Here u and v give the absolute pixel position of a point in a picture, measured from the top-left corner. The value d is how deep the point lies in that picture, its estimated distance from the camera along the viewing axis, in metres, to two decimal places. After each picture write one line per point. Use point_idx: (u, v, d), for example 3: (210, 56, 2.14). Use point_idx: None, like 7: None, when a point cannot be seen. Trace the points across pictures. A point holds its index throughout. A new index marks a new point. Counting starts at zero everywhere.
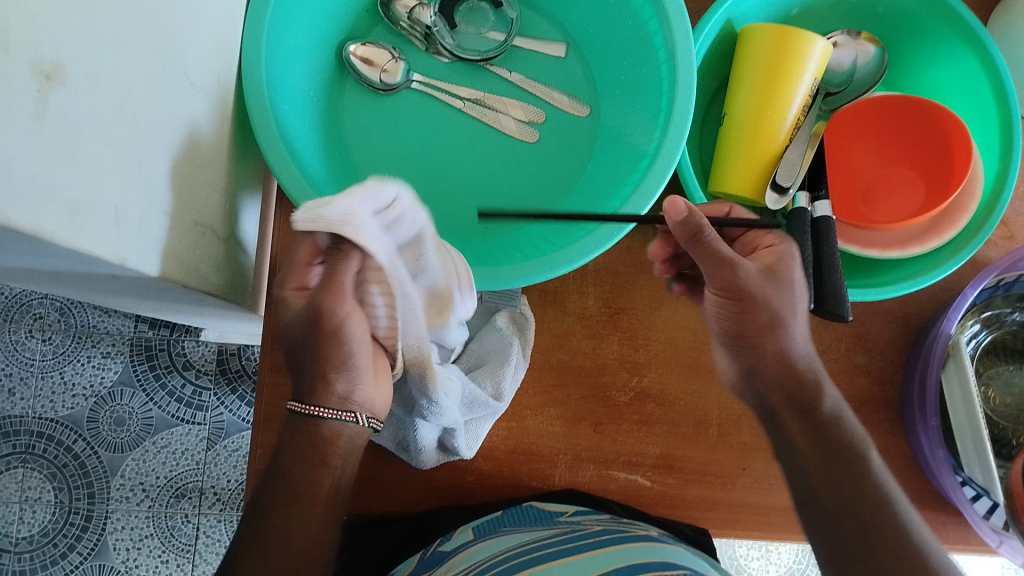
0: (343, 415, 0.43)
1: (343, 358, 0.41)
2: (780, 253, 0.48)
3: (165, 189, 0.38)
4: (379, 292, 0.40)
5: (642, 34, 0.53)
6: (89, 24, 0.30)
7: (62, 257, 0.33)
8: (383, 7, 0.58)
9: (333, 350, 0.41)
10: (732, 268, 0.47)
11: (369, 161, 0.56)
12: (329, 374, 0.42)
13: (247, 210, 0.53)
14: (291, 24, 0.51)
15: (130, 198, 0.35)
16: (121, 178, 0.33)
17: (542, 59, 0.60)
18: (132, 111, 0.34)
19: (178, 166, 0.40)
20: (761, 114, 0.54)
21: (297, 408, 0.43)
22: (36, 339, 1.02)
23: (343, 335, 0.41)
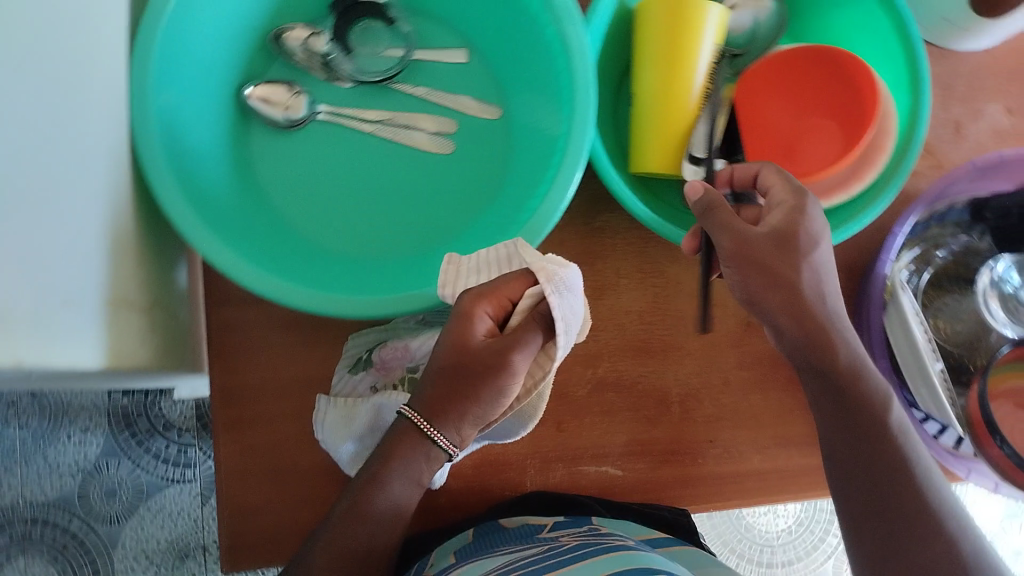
0: (450, 448, 0.46)
1: (481, 394, 0.44)
2: (792, 210, 0.44)
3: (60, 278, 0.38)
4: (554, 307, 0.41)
5: (536, 30, 0.52)
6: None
7: None
8: (275, 43, 0.56)
9: (480, 394, 0.44)
10: (737, 233, 0.44)
11: (286, 200, 0.56)
12: (466, 409, 0.45)
13: (170, 273, 0.52)
14: (178, 83, 0.50)
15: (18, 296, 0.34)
16: (5, 279, 0.33)
17: (443, 69, 0.59)
18: (7, 209, 0.34)
19: (75, 249, 0.39)
20: (667, 88, 0.54)
21: (409, 413, 0.46)
22: (12, 425, 1.00)
23: (496, 380, 0.43)
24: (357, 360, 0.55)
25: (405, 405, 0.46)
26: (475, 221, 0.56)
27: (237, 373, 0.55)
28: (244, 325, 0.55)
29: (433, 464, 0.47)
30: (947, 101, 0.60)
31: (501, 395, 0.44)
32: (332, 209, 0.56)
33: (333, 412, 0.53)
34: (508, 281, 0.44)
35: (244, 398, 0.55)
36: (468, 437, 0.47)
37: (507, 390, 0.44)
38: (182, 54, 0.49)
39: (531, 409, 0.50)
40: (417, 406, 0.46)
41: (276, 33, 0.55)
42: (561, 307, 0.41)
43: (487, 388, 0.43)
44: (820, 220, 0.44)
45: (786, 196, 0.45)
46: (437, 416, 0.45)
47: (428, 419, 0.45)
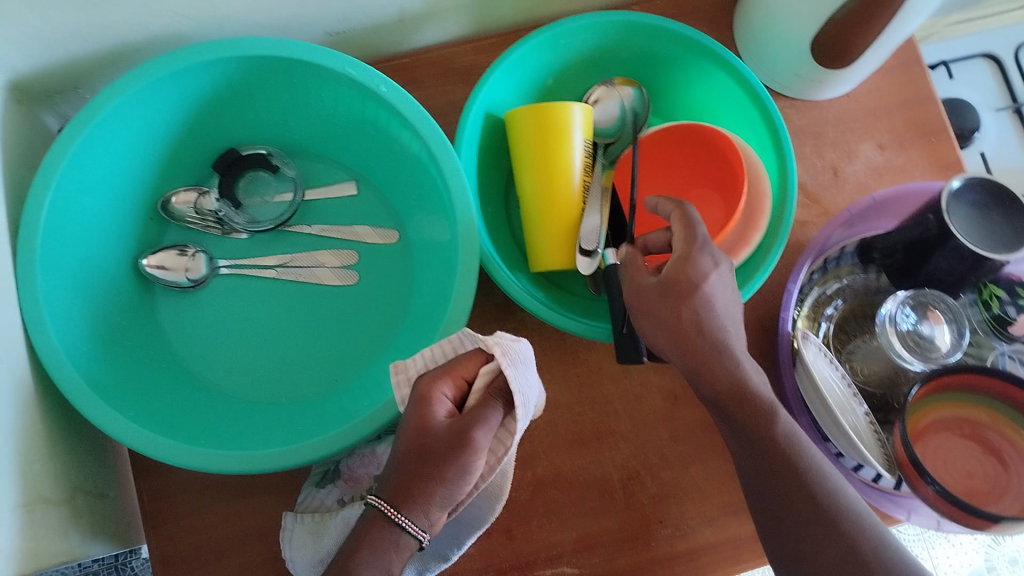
0: (419, 532, 0.42)
1: (447, 472, 0.41)
2: (680, 261, 0.47)
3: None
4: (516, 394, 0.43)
5: (412, 157, 0.54)
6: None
7: None
8: (164, 211, 0.58)
9: (445, 471, 0.41)
10: (636, 290, 0.48)
11: (200, 359, 0.56)
12: (432, 490, 0.42)
13: (87, 454, 0.52)
14: (67, 264, 0.50)
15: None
16: None
17: (334, 203, 0.60)
18: None
19: None
20: (549, 189, 0.55)
21: (376, 501, 0.42)
22: None
23: (460, 458, 0.41)
24: (325, 473, 0.56)
25: (372, 494, 0.43)
26: (388, 346, 0.56)
27: (173, 539, 0.55)
28: (174, 488, 0.55)
29: (405, 556, 0.42)
30: (820, 149, 0.62)
31: (466, 476, 0.42)
32: (245, 358, 0.57)
33: (299, 529, 0.53)
34: (463, 360, 0.45)
35: (186, 565, 0.54)
36: (437, 526, 0.43)
37: (472, 469, 0.42)
38: (67, 239, 0.50)
39: (498, 489, 0.49)
40: (383, 495, 0.43)
41: (163, 201, 0.58)
42: (516, 378, 0.43)
43: (450, 468, 0.41)
44: (714, 266, 0.47)
45: (681, 245, 0.47)
46: (403, 500, 0.42)
47: (395, 504, 0.42)
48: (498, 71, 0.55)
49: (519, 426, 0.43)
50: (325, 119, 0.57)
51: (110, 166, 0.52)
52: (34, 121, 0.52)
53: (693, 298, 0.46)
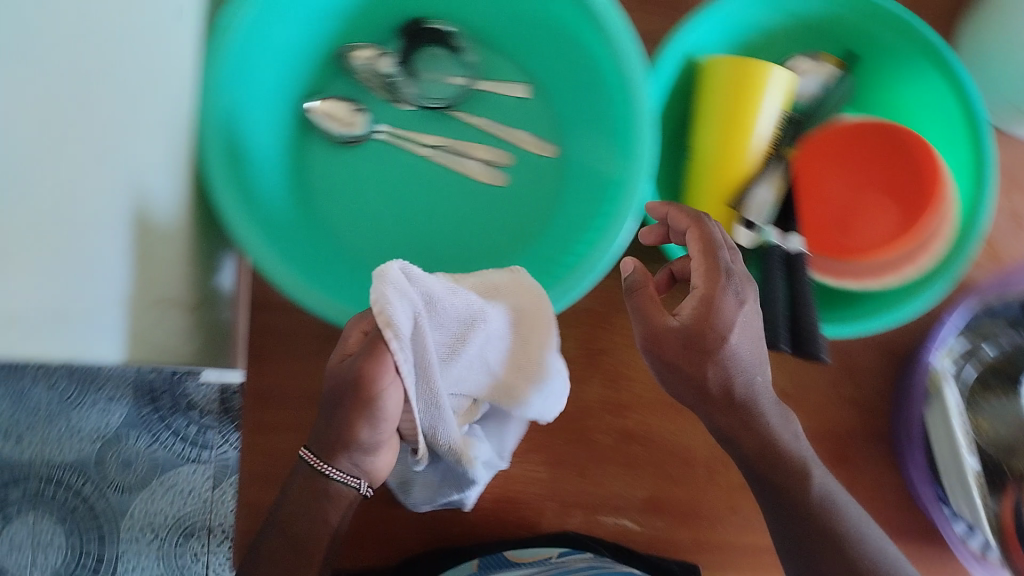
0: (350, 478, 0.42)
1: (358, 415, 0.40)
2: (703, 300, 0.42)
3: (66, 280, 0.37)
4: (394, 337, 0.38)
5: (602, 80, 0.52)
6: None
7: None
8: (339, 59, 0.56)
9: (356, 418, 0.40)
10: (656, 324, 0.44)
11: (339, 213, 0.56)
12: (355, 427, 0.40)
13: (218, 269, 0.53)
14: (246, 87, 0.50)
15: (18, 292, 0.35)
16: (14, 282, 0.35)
17: (503, 101, 0.58)
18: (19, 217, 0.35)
19: (118, 246, 0.41)
20: (727, 151, 0.52)
21: (307, 455, 0.42)
22: (41, 386, 1.07)
23: (361, 397, 0.39)
24: None
25: (306, 449, 0.43)
26: (523, 258, 0.55)
27: (268, 377, 0.56)
28: (278, 330, 0.56)
29: (341, 501, 0.43)
30: (1010, 190, 0.58)
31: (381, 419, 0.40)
32: (378, 226, 0.56)
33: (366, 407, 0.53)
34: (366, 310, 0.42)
35: (278, 402, 0.55)
36: (375, 469, 0.43)
37: (381, 412, 0.39)
38: (248, 62, 0.49)
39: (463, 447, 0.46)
40: (314, 449, 0.42)
41: (341, 51, 0.56)
42: (393, 313, 0.39)
43: (363, 412, 0.39)
44: (735, 306, 0.42)
45: (700, 282, 0.43)
46: (326, 449, 0.42)
47: (322, 457, 0.42)
48: (711, 13, 0.51)
49: (402, 372, 0.39)
50: (517, 16, 0.55)
51: (307, 2, 0.51)
52: None
53: (720, 350, 0.42)
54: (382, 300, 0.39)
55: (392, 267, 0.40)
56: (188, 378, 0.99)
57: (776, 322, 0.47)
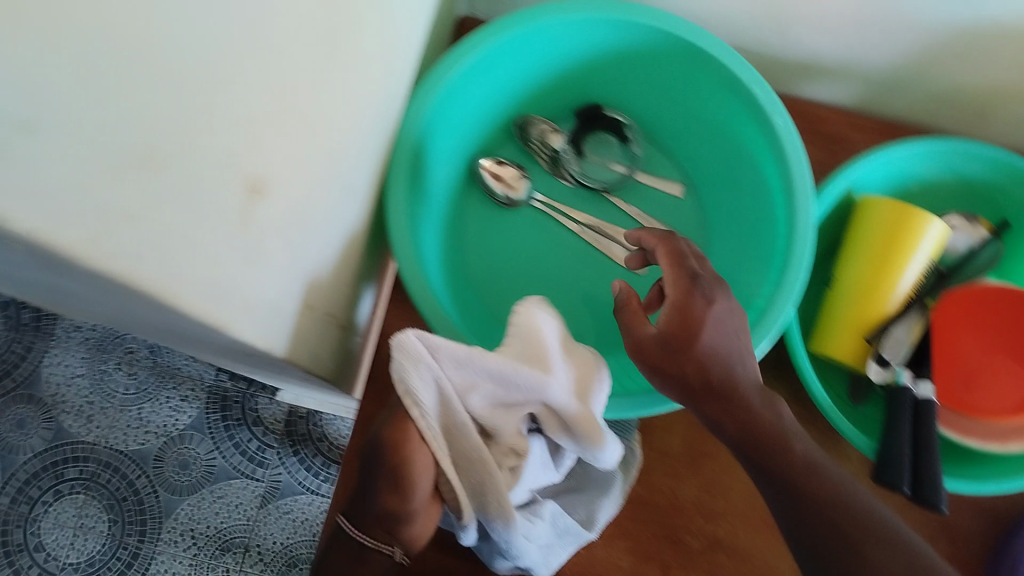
0: (384, 545, 0.42)
1: (388, 483, 0.40)
2: (676, 299, 0.42)
3: (281, 281, 0.35)
4: (420, 410, 0.40)
5: (768, 191, 0.53)
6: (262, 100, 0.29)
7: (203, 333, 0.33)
8: (517, 128, 0.61)
9: (391, 487, 0.40)
10: (640, 334, 0.43)
11: (481, 266, 0.58)
12: (388, 496, 0.40)
13: (364, 295, 0.55)
14: (440, 134, 0.54)
15: (266, 285, 0.33)
16: (284, 277, 0.35)
17: (658, 197, 0.61)
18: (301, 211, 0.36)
19: (323, 254, 0.41)
20: (871, 286, 0.54)
21: (346, 524, 0.42)
22: (123, 371, 1.02)
23: (391, 465, 0.39)
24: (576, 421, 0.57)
25: (342, 518, 0.42)
26: None
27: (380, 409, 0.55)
28: None
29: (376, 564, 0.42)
30: None
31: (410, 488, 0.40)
32: (519, 287, 0.58)
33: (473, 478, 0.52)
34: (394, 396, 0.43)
35: None
36: (416, 536, 0.42)
37: (412, 491, 0.39)
38: (448, 111, 0.53)
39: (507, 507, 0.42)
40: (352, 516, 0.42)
41: (521, 120, 0.61)
42: (415, 388, 0.41)
43: (401, 489, 0.39)
44: (716, 306, 0.42)
45: (673, 295, 0.43)
46: (361, 513, 0.41)
47: (357, 522, 0.41)
48: (884, 154, 0.54)
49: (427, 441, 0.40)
50: (695, 118, 0.58)
51: (507, 66, 0.55)
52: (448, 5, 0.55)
53: (721, 376, 0.40)
54: (405, 381, 0.41)
55: (404, 334, 0.42)
56: (259, 394, 1.02)
57: (900, 466, 0.46)
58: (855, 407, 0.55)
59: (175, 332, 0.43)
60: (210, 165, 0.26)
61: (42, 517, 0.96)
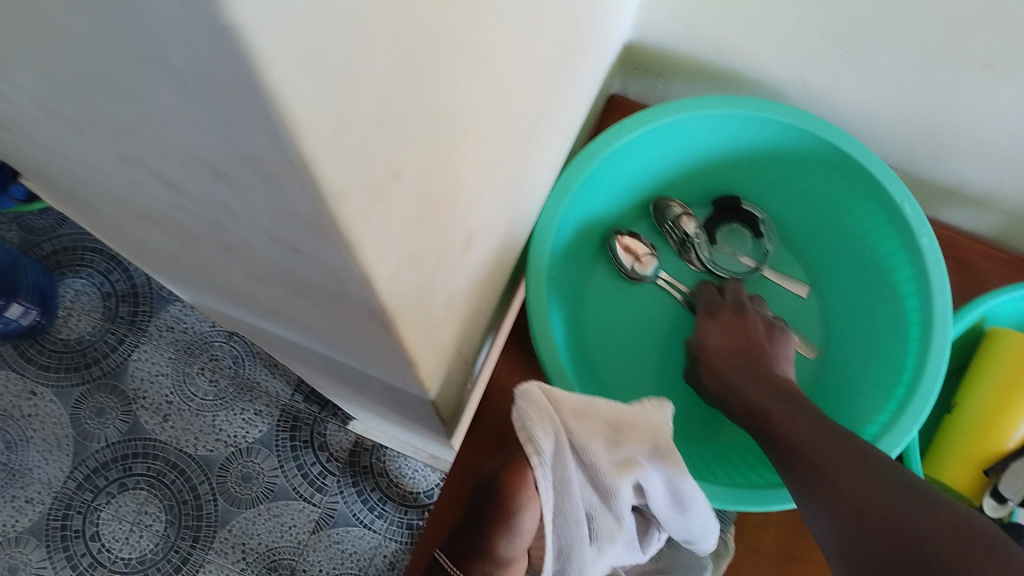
0: None
1: (499, 523, 0.40)
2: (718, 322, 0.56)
3: (451, 327, 0.36)
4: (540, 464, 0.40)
5: (900, 307, 0.53)
6: (487, 162, 0.31)
7: (370, 363, 0.33)
8: (654, 208, 0.62)
9: (501, 527, 0.40)
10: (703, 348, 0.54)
11: (598, 336, 0.60)
12: (498, 537, 0.40)
13: (485, 346, 0.56)
14: (581, 204, 0.56)
15: (447, 327, 0.34)
16: (453, 322, 0.36)
17: (783, 294, 0.61)
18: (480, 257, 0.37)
19: (475, 303, 0.42)
20: (994, 419, 0.53)
21: (444, 560, 0.41)
22: (204, 377, 1.01)
23: (509, 506, 0.40)
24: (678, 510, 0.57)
25: (439, 552, 0.42)
26: None
27: (479, 457, 0.56)
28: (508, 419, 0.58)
29: None
30: None
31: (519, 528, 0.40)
32: (635, 361, 0.59)
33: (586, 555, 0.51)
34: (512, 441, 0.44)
35: None
36: None
37: (519, 524, 0.40)
38: (593, 184, 0.56)
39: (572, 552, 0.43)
40: (448, 552, 0.42)
41: (658, 201, 0.62)
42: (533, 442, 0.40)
43: (510, 527, 0.40)
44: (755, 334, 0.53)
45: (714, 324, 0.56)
46: (466, 553, 0.41)
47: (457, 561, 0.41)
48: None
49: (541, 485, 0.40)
50: (834, 225, 0.59)
51: (654, 149, 0.57)
52: (608, 83, 0.58)
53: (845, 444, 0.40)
54: (529, 431, 0.40)
55: (527, 385, 0.42)
56: (329, 419, 1.00)
57: None
58: None
59: (320, 357, 0.44)
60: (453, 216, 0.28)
61: (103, 508, 0.95)
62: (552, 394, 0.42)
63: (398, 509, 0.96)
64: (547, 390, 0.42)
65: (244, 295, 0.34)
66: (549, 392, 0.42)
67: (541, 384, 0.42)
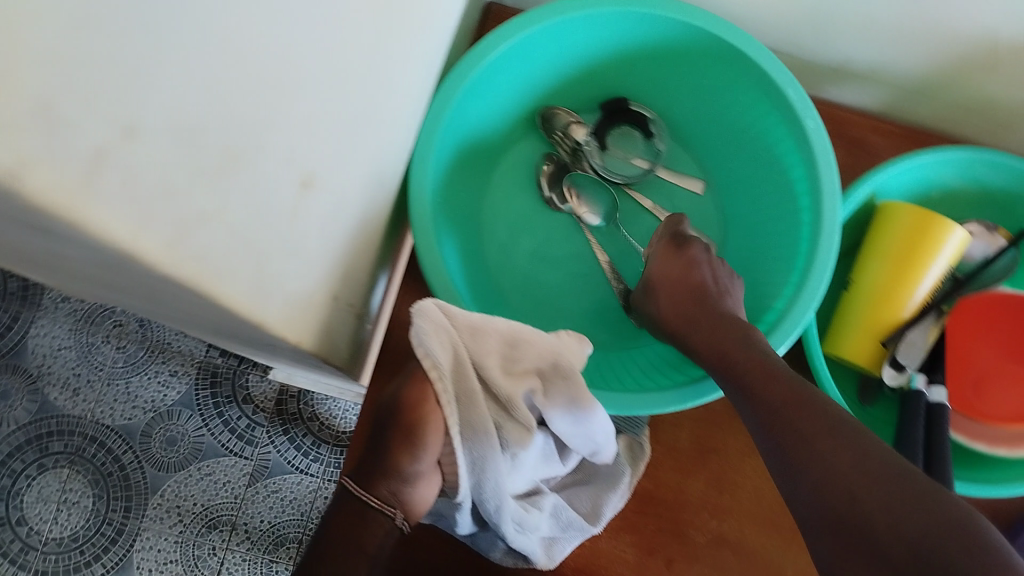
0: (388, 510, 0.41)
1: (400, 441, 0.41)
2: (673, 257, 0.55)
3: (314, 270, 0.34)
4: (440, 379, 0.40)
5: (791, 193, 0.53)
6: (312, 93, 0.29)
7: (219, 318, 0.31)
8: (542, 118, 0.61)
9: (402, 444, 0.41)
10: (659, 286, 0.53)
11: (499, 257, 0.59)
12: (400, 456, 0.41)
13: (379, 281, 0.54)
14: (462, 127, 0.54)
15: (304, 277, 0.33)
16: (316, 265, 0.34)
17: (677, 191, 0.61)
18: (341, 190, 0.35)
19: (348, 242, 0.40)
20: (886, 291, 0.54)
21: (353, 487, 0.41)
22: (112, 345, 0.96)
23: (407, 420, 0.41)
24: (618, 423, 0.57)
25: (347, 479, 0.42)
26: None
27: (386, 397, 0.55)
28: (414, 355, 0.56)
29: (377, 534, 0.41)
30: None
31: (421, 444, 0.41)
32: (533, 277, 0.59)
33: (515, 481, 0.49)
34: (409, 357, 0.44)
35: None
36: (417, 509, 0.42)
37: (424, 447, 0.41)
38: (473, 101, 0.53)
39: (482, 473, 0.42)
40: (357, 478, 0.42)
41: (545, 110, 0.60)
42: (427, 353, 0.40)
43: (412, 445, 0.41)
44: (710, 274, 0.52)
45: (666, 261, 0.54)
46: (372, 476, 0.41)
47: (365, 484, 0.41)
48: (910, 162, 0.54)
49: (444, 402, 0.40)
50: (723, 117, 0.58)
51: (531, 57, 0.55)
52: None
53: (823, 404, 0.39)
54: (426, 346, 0.40)
55: (421, 300, 0.41)
56: (251, 371, 0.96)
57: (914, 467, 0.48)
58: (862, 407, 0.56)
59: (196, 321, 0.42)
60: (270, 163, 0.26)
61: (24, 492, 0.92)
62: (451, 314, 0.42)
63: (333, 450, 0.95)
64: (446, 310, 0.42)
65: (81, 272, 0.31)
66: (449, 310, 0.42)
67: (441, 301, 0.42)
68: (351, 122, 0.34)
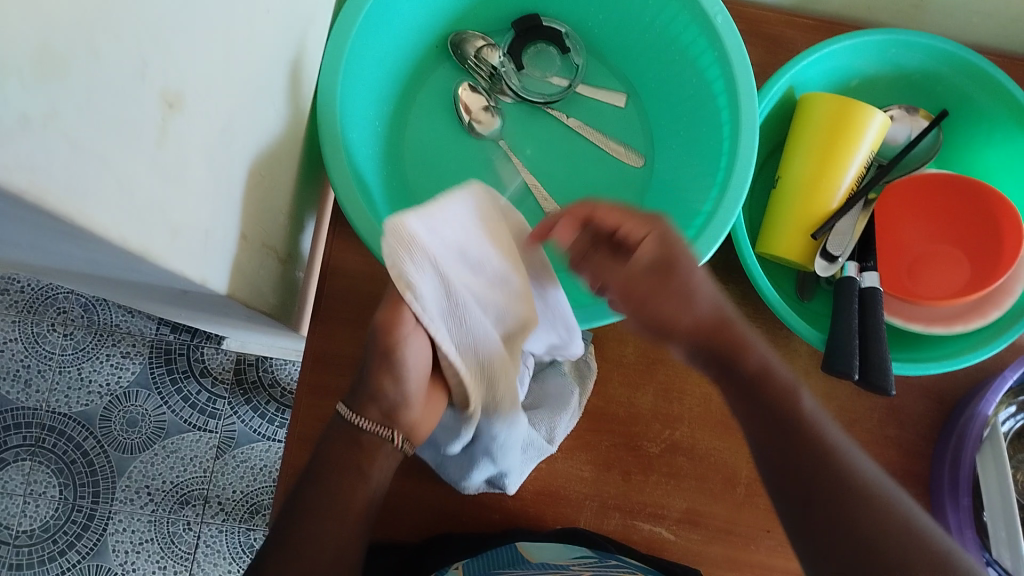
0: (384, 425, 0.42)
1: (387, 359, 0.41)
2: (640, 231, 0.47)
3: (200, 199, 0.33)
4: (419, 304, 0.38)
5: (706, 94, 0.53)
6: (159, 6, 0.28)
7: (108, 255, 0.30)
8: (453, 46, 0.59)
9: (389, 361, 0.40)
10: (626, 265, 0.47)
11: (423, 188, 0.57)
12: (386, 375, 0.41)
13: (304, 225, 0.53)
14: (368, 58, 0.52)
15: (189, 207, 0.32)
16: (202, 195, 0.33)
17: (600, 107, 0.60)
18: (217, 117, 0.34)
19: (248, 175, 0.39)
20: (815, 183, 0.54)
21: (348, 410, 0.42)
22: (57, 333, 0.93)
23: (390, 339, 0.40)
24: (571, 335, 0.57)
25: (342, 404, 0.43)
26: None
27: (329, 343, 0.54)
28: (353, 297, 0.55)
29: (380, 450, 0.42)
30: None
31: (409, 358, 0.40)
32: None
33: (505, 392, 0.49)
34: None
35: (331, 365, 0.54)
36: (416, 426, 0.43)
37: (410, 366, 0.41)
38: (377, 31, 0.52)
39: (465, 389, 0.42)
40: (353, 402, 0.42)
41: (455, 37, 0.59)
42: (412, 278, 0.37)
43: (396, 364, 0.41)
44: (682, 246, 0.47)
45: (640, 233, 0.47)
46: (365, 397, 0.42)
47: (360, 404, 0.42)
48: (822, 52, 0.54)
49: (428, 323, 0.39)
50: (635, 26, 0.57)
51: None
52: None
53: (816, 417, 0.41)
54: (401, 269, 0.37)
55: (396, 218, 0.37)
56: (205, 343, 0.94)
57: (849, 353, 0.48)
58: (803, 303, 0.56)
59: (110, 275, 0.41)
60: (115, 80, 0.26)
61: None
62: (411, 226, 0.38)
63: None
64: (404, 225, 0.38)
65: None
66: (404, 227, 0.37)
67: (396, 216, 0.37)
68: (217, 43, 0.33)
